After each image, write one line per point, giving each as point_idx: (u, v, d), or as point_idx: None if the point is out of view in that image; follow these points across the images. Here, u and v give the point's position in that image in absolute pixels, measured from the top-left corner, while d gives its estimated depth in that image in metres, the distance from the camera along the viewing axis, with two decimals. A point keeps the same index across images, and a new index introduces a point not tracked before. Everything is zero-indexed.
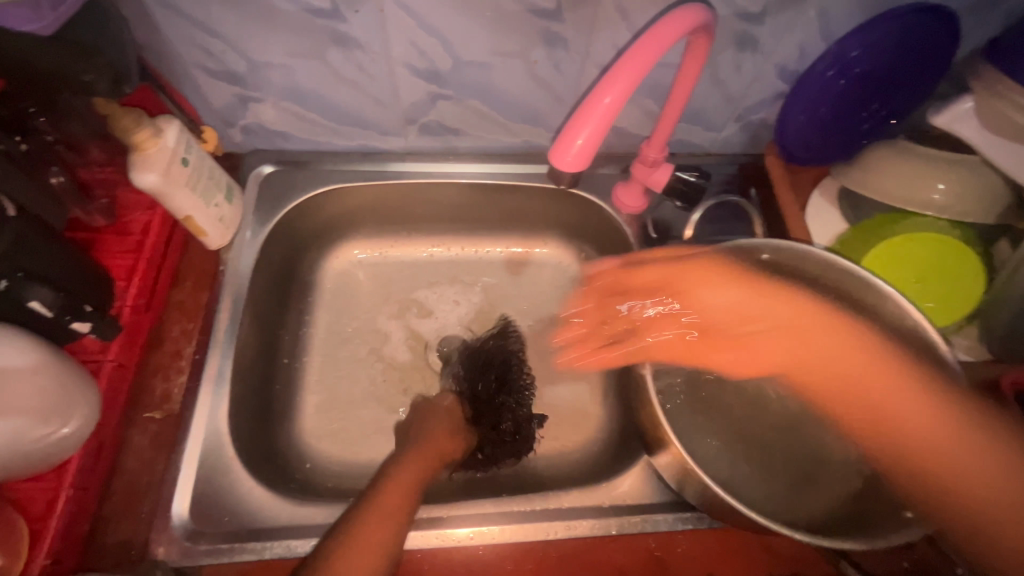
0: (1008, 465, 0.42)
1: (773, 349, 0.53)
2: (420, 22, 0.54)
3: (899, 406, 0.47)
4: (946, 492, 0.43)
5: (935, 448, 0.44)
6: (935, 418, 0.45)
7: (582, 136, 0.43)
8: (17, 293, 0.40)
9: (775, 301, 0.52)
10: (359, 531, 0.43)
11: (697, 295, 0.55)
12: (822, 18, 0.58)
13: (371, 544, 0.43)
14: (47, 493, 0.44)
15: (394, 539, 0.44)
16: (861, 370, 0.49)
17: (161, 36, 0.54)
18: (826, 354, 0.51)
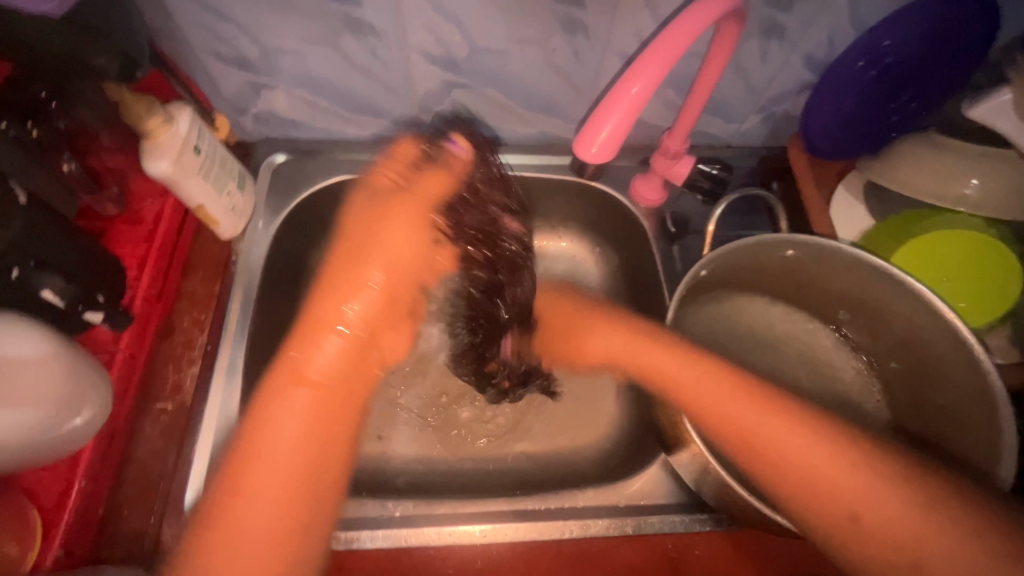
0: (959, 540, 0.37)
1: (698, 400, 0.46)
2: (438, 8, 0.53)
3: (810, 458, 0.42)
4: (844, 548, 0.40)
5: (824, 489, 0.40)
6: (833, 467, 0.41)
7: (607, 126, 0.42)
8: (29, 283, 0.39)
9: (654, 355, 0.50)
10: (263, 444, 0.41)
11: (584, 348, 0.58)
12: (854, 5, 0.56)
13: (286, 464, 0.40)
14: (61, 483, 0.44)
15: (320, 444, 0.42)
16: (793, 438, 0.43)
17: (173, 21, 0.53)
18: (772, 435, 0.43)
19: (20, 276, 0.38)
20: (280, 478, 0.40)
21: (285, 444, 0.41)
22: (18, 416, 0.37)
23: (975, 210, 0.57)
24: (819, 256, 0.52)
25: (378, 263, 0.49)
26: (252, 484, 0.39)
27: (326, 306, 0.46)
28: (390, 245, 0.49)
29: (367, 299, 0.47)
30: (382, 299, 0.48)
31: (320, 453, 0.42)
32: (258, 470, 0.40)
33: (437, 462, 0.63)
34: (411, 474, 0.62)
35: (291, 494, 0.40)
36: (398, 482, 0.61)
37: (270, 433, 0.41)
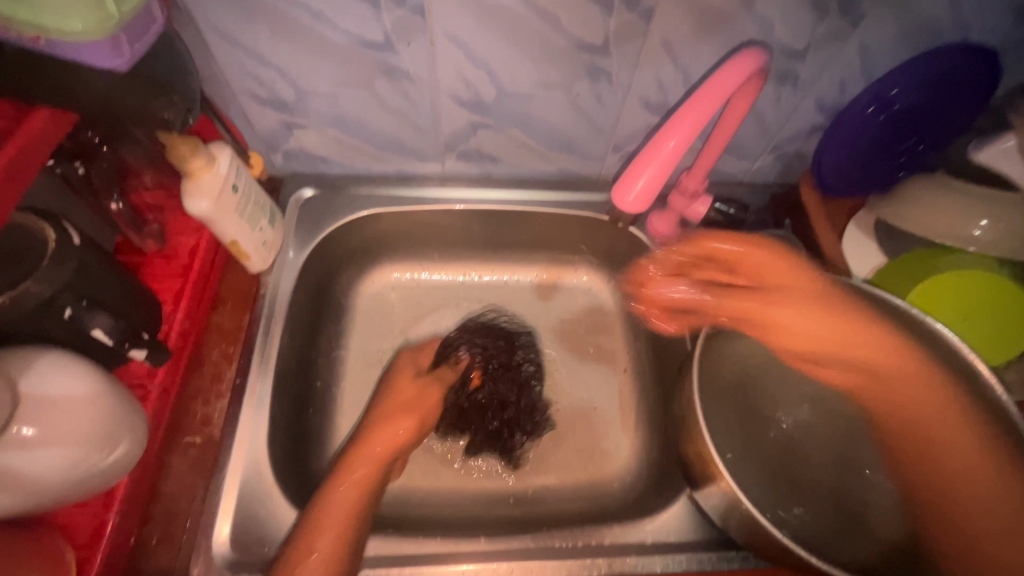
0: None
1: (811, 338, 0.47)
2: (469, 55, 0.55)
3: (954, 437, 0.43)
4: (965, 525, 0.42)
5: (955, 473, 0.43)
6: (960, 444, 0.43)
7: (642, 178, 0.46)
8: (80, 322, 0.40)
9: (853, 336, 0.46)
10: (330, 506, 0.47)
11: (784, 325, 0.47)
12: (863, 55, 0.58)
13: (335, 526, 0.46)
14: (94, 520, 0.44)
15: (362, 512, 0.48)
16: (943, 426, 0.44)
17: (216, 66, 0.55)
18: (934, 419, 0.44)
19: (72, 315, 0.40)
20: (335, 537, 0.45)
21: (352, 492, 0.49)
22: (63, 452, 0.38)
23: (989, 250, 0.59)
24: (852, 299, 0.52)
25: (398, 410, 0.57)
26: (322, 536, 0.45)
27: (382, 431, 0.55)
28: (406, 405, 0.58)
29: (394, 432, 0.55)
30: (410, 424, 0.56)
31: (363, 518, 0.48)
32: (318, 540, 0.45)
33: (458, 496, 0.63)
34: (432, 509, 0.62)
35: (341, 542, 0.45)
36: (419, 517, 0.61)
37: (336, 498, 0.48)
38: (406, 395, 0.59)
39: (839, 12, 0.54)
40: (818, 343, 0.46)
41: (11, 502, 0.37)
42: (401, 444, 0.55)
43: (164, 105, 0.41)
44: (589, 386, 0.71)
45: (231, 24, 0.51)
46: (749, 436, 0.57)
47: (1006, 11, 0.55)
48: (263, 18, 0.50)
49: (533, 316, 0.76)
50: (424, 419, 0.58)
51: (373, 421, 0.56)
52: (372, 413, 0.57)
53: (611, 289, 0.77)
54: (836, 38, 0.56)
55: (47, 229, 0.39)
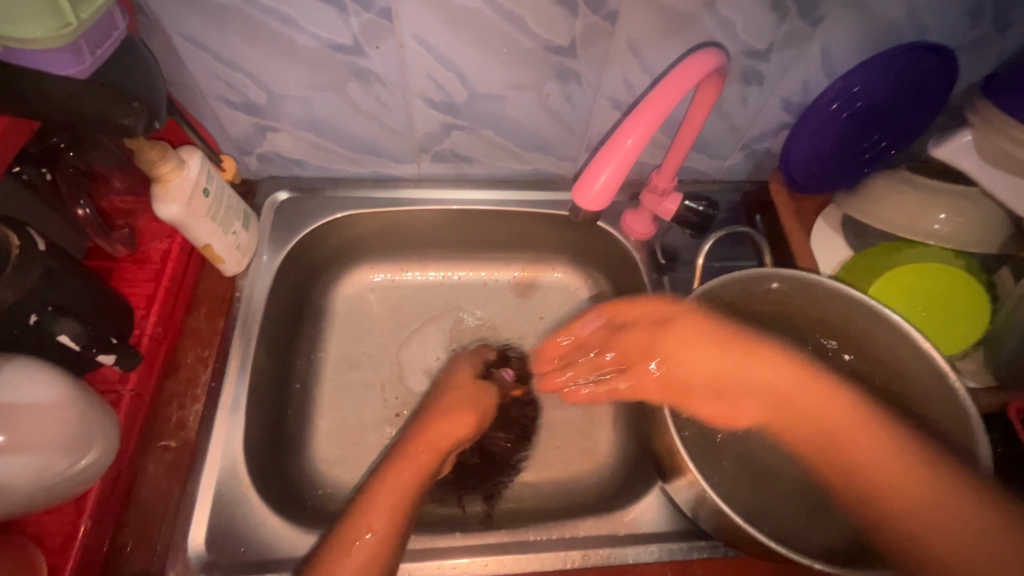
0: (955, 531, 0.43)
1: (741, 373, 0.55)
2: (437, 57, 0.56)
3: (907, 483, 0.46)
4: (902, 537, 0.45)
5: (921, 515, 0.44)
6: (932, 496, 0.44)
7: (605, 173, 0.46)
8: (46, 328, 0.40)
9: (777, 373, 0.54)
10: (384, 485, 0.51)
11: (682, 357, 0.56)
12: (825, 54, 0.60)
13: (386, 503, 0.49)
14: (66, 525, 0.44)
15: (412, 498, 0.51)
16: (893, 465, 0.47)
17: (186, 70, 0.55)
18: (881, 458, 0.48)
19: (38, 322, 0.40)
20: (388, 508, 0.49)
21: (406, 476, 0.52)
22: (31, 459, 0.38)
23: (947, 243, 0.60)
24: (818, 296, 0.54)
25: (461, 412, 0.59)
26: (378, 509, 0.49)
27: (443, 421, 0.57)
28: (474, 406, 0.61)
29: (450, 430, 0.57)
30: (463, 430, 0.58)
31: (416, 496, 0.51)
32: (373, 511, 0.48)
33: (437, 494, 0.64)
34: None
35: (392, 523, 0.48)
36: None
37: (388, 480, 0.51)
38: (460, 398, 0.61)
39: (799, 13, 0.55)
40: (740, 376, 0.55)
41: None
42: (456, 434, 0.57)
43: (125, 112, 0.39)
44: None
45: (198, 29, 0.51)
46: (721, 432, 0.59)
47: (959, 12, 0.57)
48: (231, 24, 0.51)
49: (513, 314, 0.77)
50: (479, 419, 0.60)
51: (431, 412, 0.59)
52: (431, 410, 0.60)
53: (589, 286, 0.78)
54: (797, 38, 0.58)
55: (11, 236, 0.39)
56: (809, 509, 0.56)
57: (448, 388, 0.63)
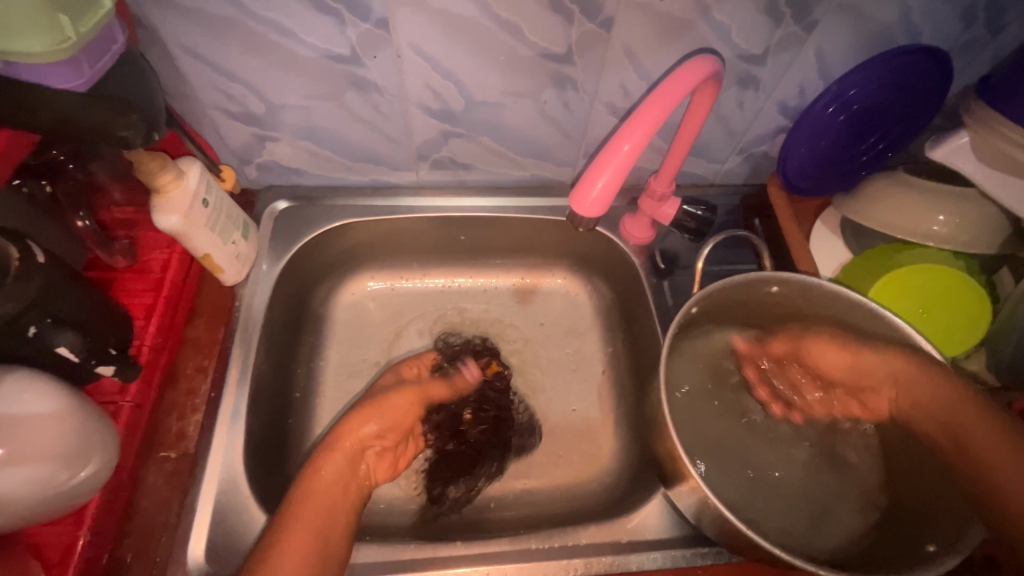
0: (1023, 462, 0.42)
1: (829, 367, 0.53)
2: (436, 66, 0.56)
3: (981, 437, 0.44)
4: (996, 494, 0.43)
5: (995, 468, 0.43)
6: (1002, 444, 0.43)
7: (601, 180, 0.47)
8: (46, 341, 0.40)
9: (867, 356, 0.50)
10: (302, 508, 0.49)
11: (819, 358, 0.53)
12: (821, 58, 0.60)
13: (308, 520, 0.48)
14: (65, 538, 0.44)
15: (337, 509, 0.50)
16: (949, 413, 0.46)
17: (185, 82, 0.56)
18: (930, 402, 0.47)
19: (36, 334, 0.40)
20: (313, 518, 0.48)
21: (326, 494, 0.51)
22: (29, 472, 0.38)
23: (947, 244, 0.60)
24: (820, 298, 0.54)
25: (373, 409, 0.57)
26: (297, 522, 0.48)
27: (355, 422, 0.56)
28: (389, 410, 0.58)
29: (360, 431, 0.56)
30: (378, 432, 0.57)
31: (336, 514, 0.50)
32: (292, 528, 0.47)
33: (439, 502, 0.63)
34: (411, 517, 0.62)
35: (315, 539, 0.47)
36: (397, 525, 0.61)
37: (309, 494, 0.50)
38: (397, 395, 0.60)
39: (793, 17, 0.55)
40: (861, 373, 0.52)
41: None
42: (383, 433, 0.57)
43: (126, 125, 0.39)
44: (567, 389, 0.72)
45: (198, 40, 0.51)
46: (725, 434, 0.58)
47: (953, 14, 0.57)
48: (229, 34, 0.51)
49: (512, 321, 0.77)
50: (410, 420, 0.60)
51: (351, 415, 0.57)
52: (355, 408, 0.58)
53: (588, 292, 0.78)
54: (792, 42, 0.58)
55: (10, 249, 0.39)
56: (817, 512, 0.54)
57: (367, 394, 0.61)
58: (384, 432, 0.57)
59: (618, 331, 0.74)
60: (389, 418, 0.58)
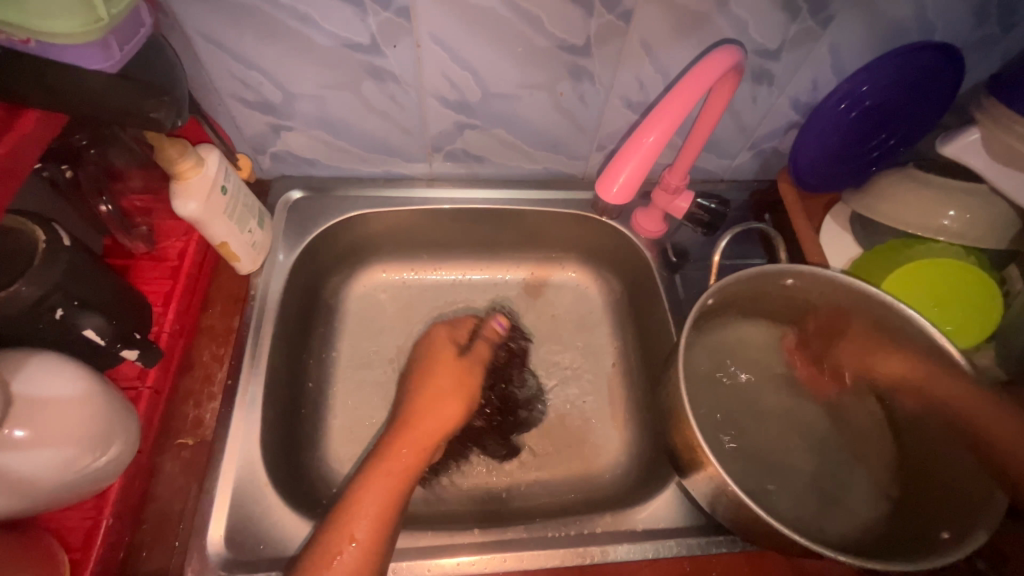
0: None
1: (822, 344, 0.57)
2: (455, 57, 0.56)
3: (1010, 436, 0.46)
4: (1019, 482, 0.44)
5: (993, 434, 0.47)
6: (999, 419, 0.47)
7: (623, 175, 0.48)
8: (71, 323, 0.41)
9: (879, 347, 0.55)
10: (366, 493, 0.48)
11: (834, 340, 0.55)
12: (834, 53, 0.61)
13: (376, 505, 0.48)
14: (87, 521, 0.44)
15: (397, 507, 0.48)
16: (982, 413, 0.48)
17: (204, 70, 0.55)
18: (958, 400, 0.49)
19: (63, 316, 0.40)
20: (375, 513, 0.47)
21: (384, 491, 0.49)
22: (54, 453, 0.38)
23: (957, 239, 0.61)
24: (838, 292, 0.55)
25: (452, 392, 0.58)
26: (359, 522, 0.46)
27: (426, 416, 0.56)
28: (467, 385, 0.60)
29: (444, 412, 0.57)
30: (458, 412, 0.58)
31: (398, 512, 0.48)
32: (355, 525, 0.46)
33: (451, 491, 0.64)
34: (424, 506, 0.62)
35: (376, 534, 0.46)
36: (410, 513, 0.62)
37: (370, 490, 0.48)
38: (437, 391, 0.58)
39: (809, 12, 0.56)
40: (840, 349, 0.56)
41: (9, 502, 0.37)
42: (452, 421, 0.57)
43: (154, 105, 0.39)
44: (579, 381, 0.72)
45: (217, 27, 0.51)
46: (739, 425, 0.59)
47: (966, 11, 0.58)
48: (249, 21, 0.51)
49: (523, 314, 0.77)
50: (468, 403, 0.59)
51: (404, 415, 0.56)
52: (399, 415, 0.57)
53: (599, 285, 0.79)
54: (808, 37, 0.58)
55: (37, 231, 0.40)
56: (828, 501, 0.55)
57: (416, 381, 0.60)
58: (452, 401, 0.58)
59: (629, 324, 0.75)
60: (439, 418, 0.56)
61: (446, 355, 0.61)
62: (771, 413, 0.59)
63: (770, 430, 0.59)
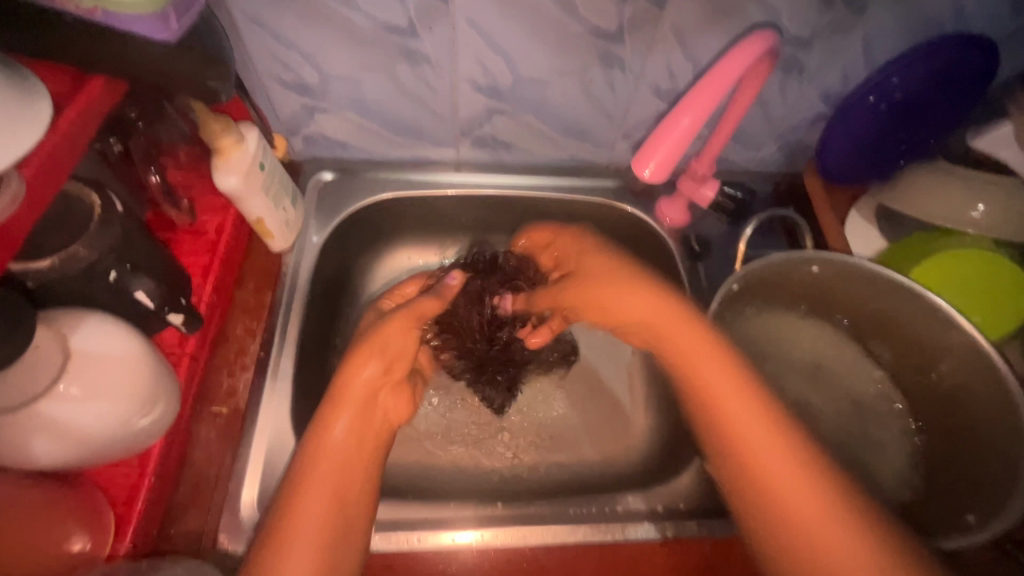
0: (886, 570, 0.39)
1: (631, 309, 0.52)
2: (488, 41, 0.57)
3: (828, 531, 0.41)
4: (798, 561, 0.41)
5: (790, 511, 0.42)
6: (791, 477, 0.43)
7: (653, 162, 0.50)
8: (124, 285, 0.42)
9: (692, 346, 0.49)
10: (314, 470, 0.45)
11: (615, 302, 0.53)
12: (867, 44, 0.61)
13: (327, 471, 0.46)
14: (129, 479, 0.45)
15: (350, 472, 0.47)
16: (760, 438, 0.45)
17: (245, 49, 0.57)
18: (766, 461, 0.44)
19: (116, 278, 0.42)
20: (329, 487, 0.45)
21: (335, 454, 0.47)
22: (106, 409, 0.39)
23: (986, 233, 0.61)
24: (862, 279, 0.55)
25: (369, 351, 0.54)
26: (304, 506, 0.43)
27: (346, 373, 0.52)
28: (388, 347, 0.56)
29: (364, 377, 0.52)
30: (380, 372, 0.54)
31: (349, 482, 0.46)
32: (302, 513, 0.43)
33: (472, 469, 0.65)
34: (447, 482, 0.64)
35: (329, 517, 0.43)
36: (433, 489, 0.63)
37: (317, 467, 0.46)
38: (367, 348, 0.55)
39: (843, 1, 0.56)
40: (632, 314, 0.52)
41: (65, 451, 0.38)
42: (377, 382, 0.53)
43: (215, 76, 0.42)
44: (600, 367, 0.73)
45: (260, 8, 0.53)
46: None
47: (1002, 3, 0.57)
48: (290, 1, 0.52)
49: None
50: (396, 360, 0.56)
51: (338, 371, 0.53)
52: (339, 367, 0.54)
53: None
54: (841, 27, 0.58)
55: (93, 199, 0.41)
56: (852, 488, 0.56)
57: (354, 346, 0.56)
58: (362, 361, 0.53)
59: None
60: (371, 367, 0.53)
61: (396, 317, 0.59)
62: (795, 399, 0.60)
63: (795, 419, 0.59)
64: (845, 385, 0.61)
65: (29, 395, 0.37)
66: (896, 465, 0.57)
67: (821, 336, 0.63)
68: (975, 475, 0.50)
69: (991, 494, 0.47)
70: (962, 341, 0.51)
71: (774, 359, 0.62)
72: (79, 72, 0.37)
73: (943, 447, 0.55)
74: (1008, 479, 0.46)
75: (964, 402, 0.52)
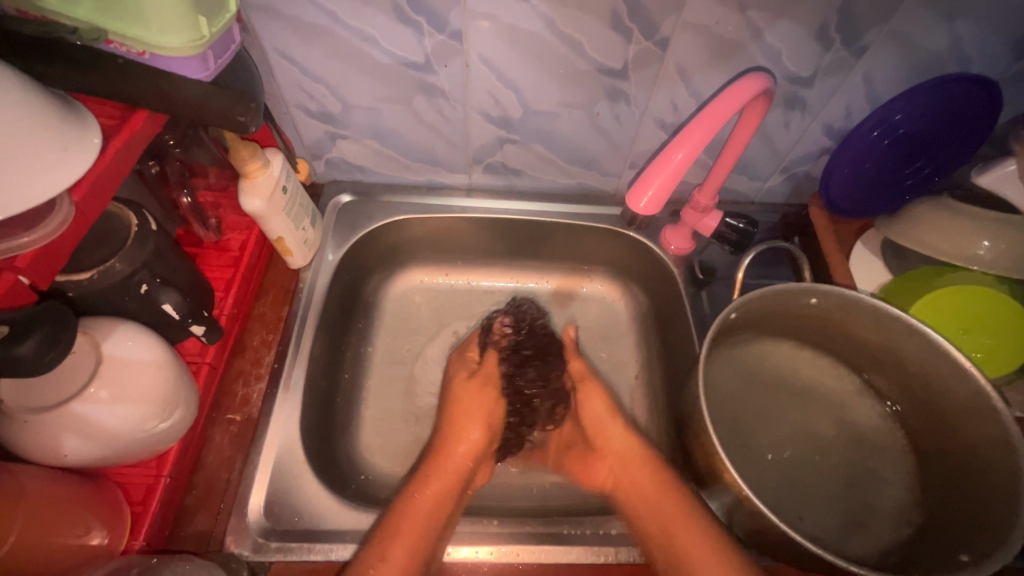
0: None
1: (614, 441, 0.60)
2: (500, 76, 0.61)
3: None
4: None
5: None
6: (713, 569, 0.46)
7: (650, 192, 0.52)
8: (153, 296, 0.46)
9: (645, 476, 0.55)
10: (406, 526, 0.49)
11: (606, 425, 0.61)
12: (868, 83, 0.62)
13: (420, 514, 0.51)
14: (145, 479, 0.48)
15: (432, 531, 0.50)
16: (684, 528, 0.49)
17: (275, 81, 0.62)
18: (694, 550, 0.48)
19: (147, 291, 0.45)
20: (408, 549, 0.48)
21: (423, 512, 0.51)
22: (130, 410, 0.42)
23: (991, 269, 0.61)
24: (860, 313, 0.56)
25: (473, 415, 0.59)
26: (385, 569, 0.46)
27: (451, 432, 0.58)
28: (479, 410, 0.59)
29: (464, 439, 0.57)
30: (478, 435, 0.58)
31: (433, 536, 0.50)
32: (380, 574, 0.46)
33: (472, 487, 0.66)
34: None
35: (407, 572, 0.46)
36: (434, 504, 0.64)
37: (406, 526, 0.49)
38: (473, 398, 0.60)
39: (843, 43, 0.58)
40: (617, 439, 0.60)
41: (90, 449, 0.41)
42: (477, 446, 0.58)
43: (243, 111, 0.46)
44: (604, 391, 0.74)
45: (291, 45, 0.57)
46: (758, 441, 0.60)
47: (1004, 45, 0.58)
48: (318, 40, 0.56)
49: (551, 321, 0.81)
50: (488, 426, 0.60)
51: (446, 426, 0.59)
52: (445, 416, 0.60)
53: (625, 298, 0.82)
54: (841, 67, 0.60)
55: (130, 216, 0.45)
56: (850, 523, 0.56)
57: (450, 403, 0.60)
58: (469, 428, 0.58)
59: (655, 339, 0.77)
60: (472, 430, 0.58)
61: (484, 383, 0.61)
62: (792, 429, 0.61)
63: (793, 451, 0.60)
64: (845, 418, 0.62)
65: (65, 393, 0.40)
66: (895, 501, 0.57)
67: (821, 370, 0.64)
68: (976, 513, 0.49)
69: (989, 534, 0.47)
70: (959, 379, 0.50)
71: (770, 389, 0.63)
72: (125, 107, 0.42)
73: (944, 483, 0.54)
74: (1005, 519, 0.46)
75: (965, 438, 0.52)
